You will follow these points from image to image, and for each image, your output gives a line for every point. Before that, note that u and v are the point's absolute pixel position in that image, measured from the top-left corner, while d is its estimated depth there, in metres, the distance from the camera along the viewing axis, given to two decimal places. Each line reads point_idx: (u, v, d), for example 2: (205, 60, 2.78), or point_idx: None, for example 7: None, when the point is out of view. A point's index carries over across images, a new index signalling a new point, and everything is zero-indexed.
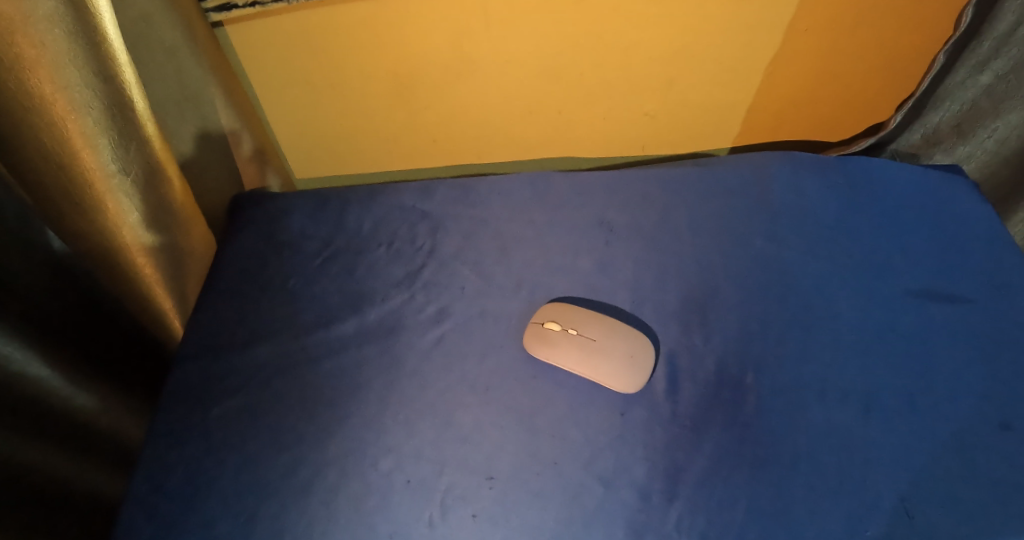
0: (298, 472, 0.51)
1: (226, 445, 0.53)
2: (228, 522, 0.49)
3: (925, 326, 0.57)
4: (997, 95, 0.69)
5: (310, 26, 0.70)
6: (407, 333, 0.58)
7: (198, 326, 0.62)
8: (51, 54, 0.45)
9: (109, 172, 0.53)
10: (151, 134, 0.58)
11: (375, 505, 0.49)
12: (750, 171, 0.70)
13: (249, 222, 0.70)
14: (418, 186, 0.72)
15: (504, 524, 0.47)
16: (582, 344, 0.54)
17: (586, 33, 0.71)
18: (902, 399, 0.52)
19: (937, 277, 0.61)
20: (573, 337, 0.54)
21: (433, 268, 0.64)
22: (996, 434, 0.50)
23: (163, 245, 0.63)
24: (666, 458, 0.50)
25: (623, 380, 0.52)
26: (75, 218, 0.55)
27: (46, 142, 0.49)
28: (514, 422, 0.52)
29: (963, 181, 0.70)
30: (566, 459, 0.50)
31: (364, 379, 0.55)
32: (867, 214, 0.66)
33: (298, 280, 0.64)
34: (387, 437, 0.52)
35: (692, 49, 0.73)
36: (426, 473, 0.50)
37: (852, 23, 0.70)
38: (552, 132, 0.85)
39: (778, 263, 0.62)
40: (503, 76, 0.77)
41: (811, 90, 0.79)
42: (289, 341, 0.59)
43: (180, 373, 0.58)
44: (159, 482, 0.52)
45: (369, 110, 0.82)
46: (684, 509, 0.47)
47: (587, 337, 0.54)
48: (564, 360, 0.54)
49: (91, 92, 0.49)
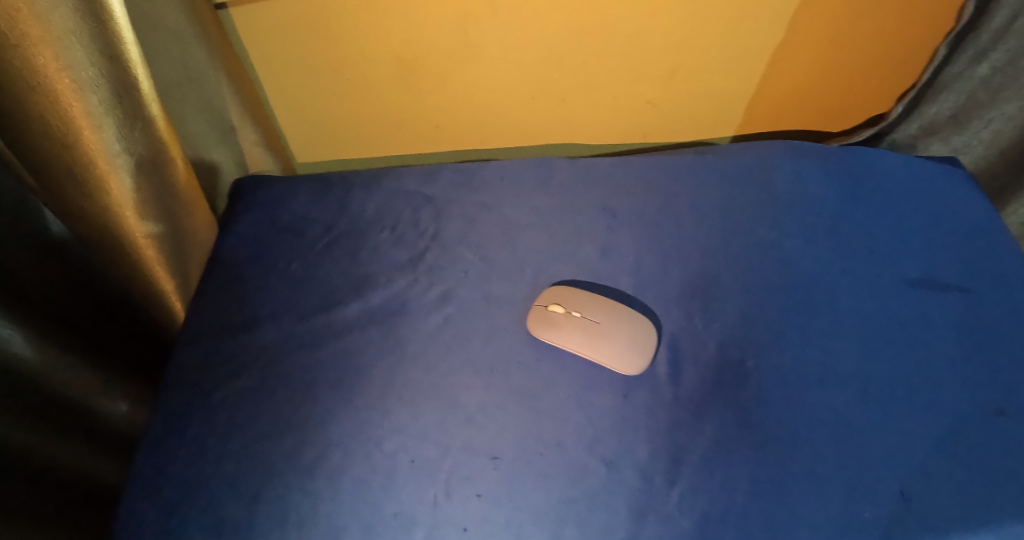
0: (303, 453, 0.51)
1: (231, 425, 0.53)
2: (233, 501, 0.49)
3: (922, 314, 0.58)
4: (993, 86, 0.70)
5: (313, 9, 0.70)
6: (410, 316, 0.59)
7: (201, 310, 0.62)
8: (56, 31, 0.45)
9: (113, 153, 0.53)
10: (156, 115, 0.57)
11: (380, 486, 0.49)
12: (752, 159, 0.70)
13: (251, 205, 0.70)
14: (421, 170, 0.72)
15: (507, 504, 0.48)
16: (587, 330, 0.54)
17: (589, 22, 0.71)
18: (900, 385, 0.53)
19: (934, 265, 0.62)
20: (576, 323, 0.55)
21: (436, 252, 0.64)
22: (991, 420, 0.51)
23: (167, 228, 0.63)
24: (668, 440, 0.50)
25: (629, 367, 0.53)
26: (78, 200, 0.55)
27: (51, 121, 0.48)
28: (517, 403, 0.52)
29: (962, 172, 0.71)
30: (569, 440, 0.50)
31: (368, 361, 0.56)
32: (866, 202, 0.66)
33: (301, 264, 0.64)
34: (392, 419, 0.52)
35: (695, 38, 0.74)
36: (430, 454, 0.50)
37: (855, 14, 0.71)
38: (555, 119, 0.85)
39: (780, 251, 0.62)
40: (506, 62, 0.77)
41: (812, 81, 0.79)
42: (294, 324, 0.59)
43: (183, 356, 0.58)
44: (162, 463, 0.52)
45: (373, 95, 0.81)
46: (685, 489, 0.48)
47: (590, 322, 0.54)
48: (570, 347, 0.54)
49: (97, 70, 0.49)
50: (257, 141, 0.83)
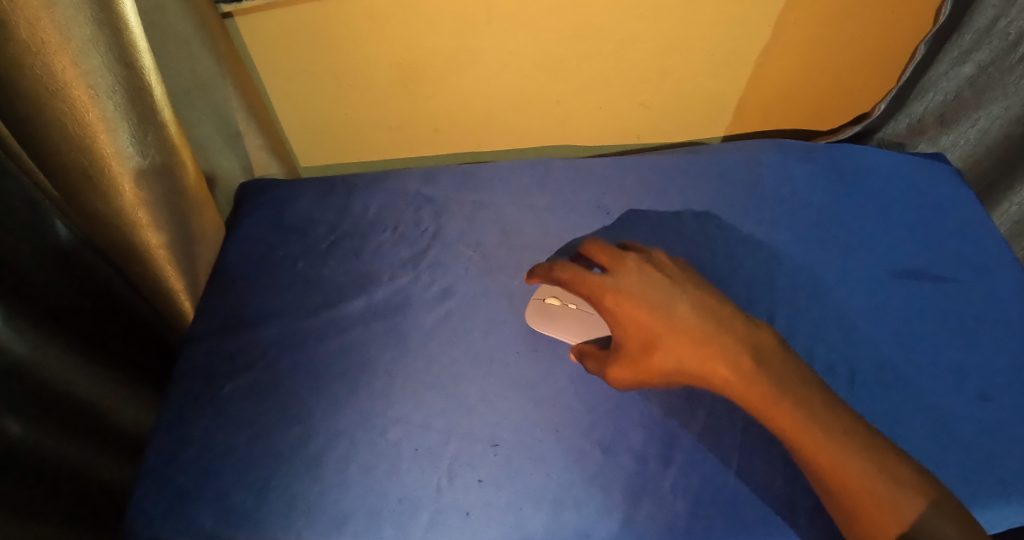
0: (310, 442, 0.53)
1: (240, 417, 0.55)
2: (244, 490, 0.51)
3: (907, 303, 0.60)
4: (979, 85, 0.75)
5: (316, 17, 0.72)
6: (413, 310, 0.61)
7: (209, 307, 0.64)
8: (74, 39, 0.47)
9: (126, 156, 0.55)
10: (167, 120, 0.59)
11: (385, 473, 0.51)
12: (741, 157, 0.72)
13: (256, 207, 0.72)
14: (422, 172, 0.74)
15: (507, 488, 0.50)
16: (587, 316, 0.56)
17: (582, 26, 0.74)
18: (888, 371, 0.55)
19: (919, 257, 0.64)
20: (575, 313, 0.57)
21: (437, 250, 0.66)
22: (973, 403, 0.54)
23: (177, 230, 0.65)
24: (662, 425, 0.52)
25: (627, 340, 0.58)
26: (92, 201, 0.57)
27: (69, 125, 0.51)
28: (516, 392, 0.54)
29: (947, 167, 0.73)
30: (566, 427, 0.52)
31: (372, 354, 0.58)
32: (853, 198, 0.69)
33: (306, 263, 0.66)
34: (396, 409, 0.54)
35: (685, 41, 0.76)
36: (433, 442, 0.52)
37: (839, 17, 0.73)
38: (550, 121, 0.88)
39: (769, 244, 0.64)
40: (503, 67, 0.79)
41: (799, 82, 0.82)
42: (299, 320, 0.61)
43: (192, 352, 0.60)
44: (174, 455, 0.54)
45: (374, 100, 0.84)
46: (678, 473, 0.50)
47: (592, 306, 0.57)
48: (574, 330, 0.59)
49: (112, 77, 0.52)
50: (260, 145, 0.86)
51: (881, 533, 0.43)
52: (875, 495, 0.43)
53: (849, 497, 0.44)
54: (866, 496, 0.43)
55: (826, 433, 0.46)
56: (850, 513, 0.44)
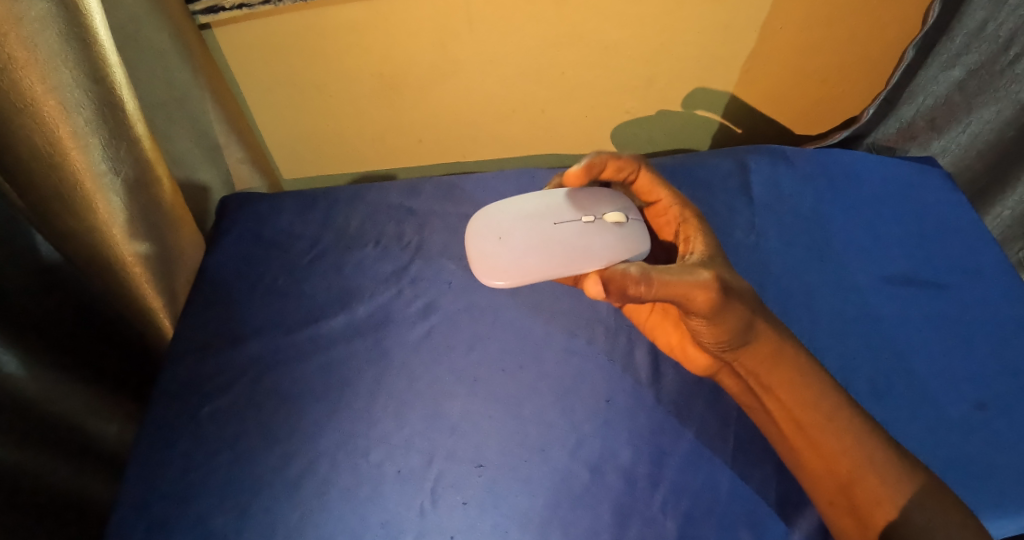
0: (291, 464, 0.51)
1: (218, 439, 0.53)
2: (223, 516, 0.49)
3: (900, 311, 0.59)
4: (969, 89, 0.75)
5: (296, 28, 0.71)
6: (395, 327, 0.59)
7: (189, 325, 0.62)
8: (42, 55, 0.46)
9: (99, 172, 0.54)
10: (142, 135, 0.58)
11: (367, 497, 0.49)
12: (730, 164, 0.71)
13: (236, 221, 0.71)
14: (405, 184, 0.73)
15: (493, 510, 0.48)
16: (590, 232, 0.52)
17: (564, 34, 0.73)
18: (880, 381, 0.54)
19: (911, 264, 0.63)
20: (615, 232, 0.52)
21: (420, 264, 0.65)
22: (970, 413, 0.52)
23: (155, 246, 0.64)
24: (651, 443, 0.51)
25: (496, 216, 0.53)
26: (65, 219, 0.56)
27: (38, 142, 0.50)
28: (502, 411, 0.53)
29: (938, 172, 0.72)
30: (553, 446, 0.51)
31: (353, 372, 0.56)
32: (843, 203, 0.68)
33: (286, 278, 0.65)
34: (378, 429, 0.53)
35: (670, 48, 0.75)
36: (415, 463, 0.51)
37: (826, 21, 0.72)
38: (535, 131, 0.87)
39: (759, 253, 0.63)
40: (487, 75, 0.78)
41: (786, 88, 0.81)
42: (279, 338, 0.60)
43: (169, 373, 0.59)
44: (150, 481, 0.52)
45: (358, 111, 0.83)
46: (667, 492, 0.48)
47: (593, 240, 0.51)
48: (568, 197, 0.55)
49: (82, 92, 0.50)
50: (242, 158, 0.83)
51: (880, 518, 0.44)
52: (870, 465, 0.45)
53: (849, 468, 0.45)
54: (863, 464, 0.46)
55: (865, 434, 0.47)
56: (847, 484, 0.45)
